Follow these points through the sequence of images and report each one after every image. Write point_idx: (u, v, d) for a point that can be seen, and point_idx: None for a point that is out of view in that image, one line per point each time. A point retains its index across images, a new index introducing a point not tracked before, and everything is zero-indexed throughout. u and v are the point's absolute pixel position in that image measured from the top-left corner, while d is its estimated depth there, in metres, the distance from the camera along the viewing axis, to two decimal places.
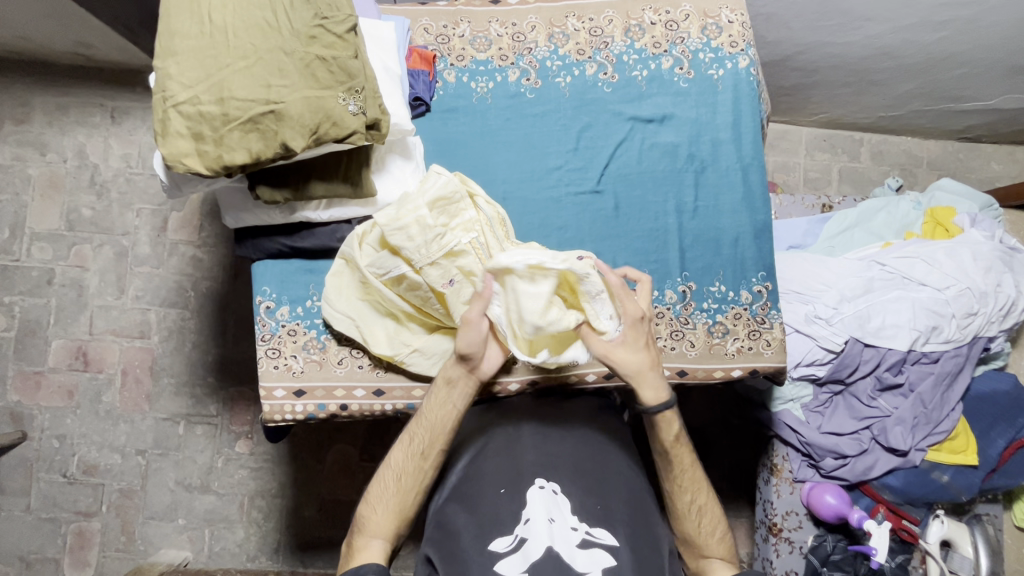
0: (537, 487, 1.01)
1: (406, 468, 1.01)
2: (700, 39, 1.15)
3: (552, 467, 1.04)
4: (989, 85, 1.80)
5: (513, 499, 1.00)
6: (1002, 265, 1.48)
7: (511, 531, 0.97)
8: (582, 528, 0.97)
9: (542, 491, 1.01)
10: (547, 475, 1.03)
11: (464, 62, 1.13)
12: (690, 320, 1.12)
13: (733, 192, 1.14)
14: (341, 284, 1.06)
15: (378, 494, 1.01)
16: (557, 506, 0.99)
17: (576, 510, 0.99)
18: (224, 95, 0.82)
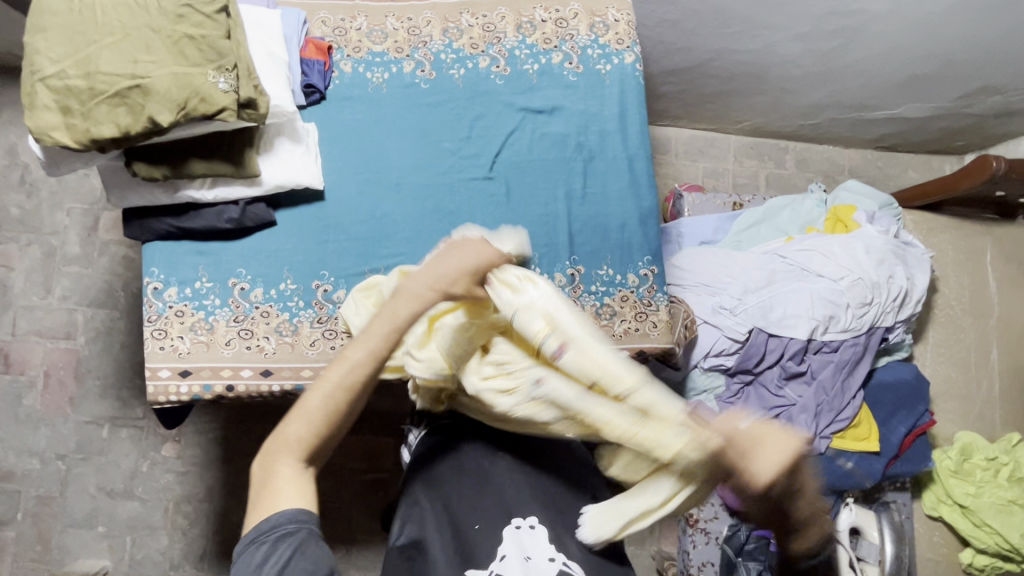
0: (512, 526, 0.99)
1: (347, 378, 0.80)
2: (588, 36, 1.21)
3: (527, 503, 1.02)
4: (890, 94, 1.92)
5: (488, 535, 0.99)
6: (894, 257, 1.56)
7: (487, 568, 0.95)
8: (558, 560, 0.94)
9: (519, 529, 0.98)
10: (522, 512, 1.01)
11: (360, 54, 1.17)
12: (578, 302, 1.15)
13: (620, 179, 1.19)
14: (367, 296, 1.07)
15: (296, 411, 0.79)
16: (532, 544, 0.96)
17: (552, 542, 0.96)
18: (91, 69, 0.84)
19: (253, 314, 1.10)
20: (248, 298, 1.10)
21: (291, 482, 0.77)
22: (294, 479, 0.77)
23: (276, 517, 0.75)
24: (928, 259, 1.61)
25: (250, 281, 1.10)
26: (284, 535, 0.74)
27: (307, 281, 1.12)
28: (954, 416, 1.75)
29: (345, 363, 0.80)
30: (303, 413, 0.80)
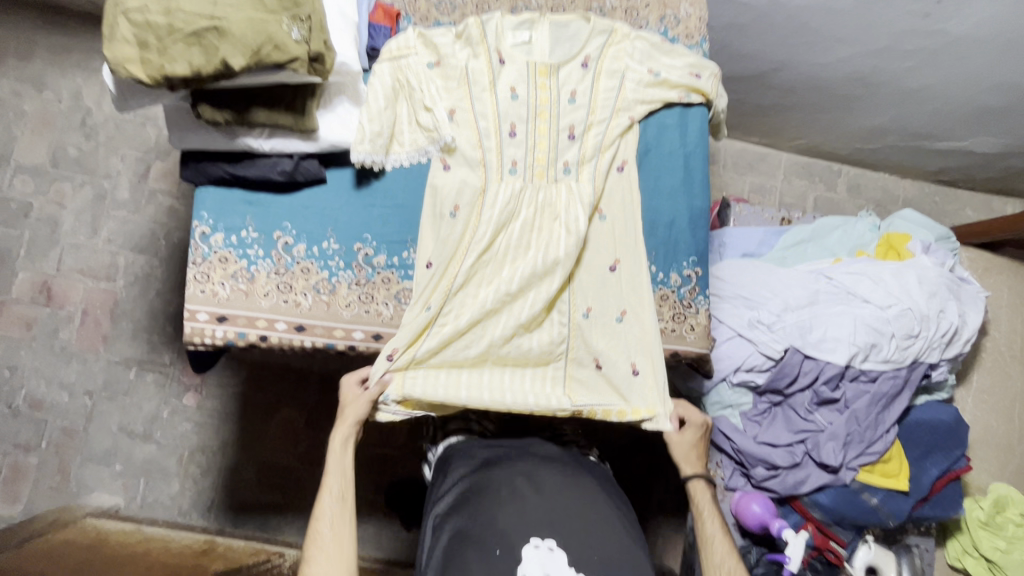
0: (531, 545, 0.92)
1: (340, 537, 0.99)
2: (657, 27, 1.20)
3: (543, 523, 0.95)
4: (958, 124, 1.84)
5: (506, 561, 0.91)
6: (947, 291, 1.49)
7: None
8: None
9: (537, 551, 0.91)
10: (541, 531, 0.94)
11: (426, 24, 1.18)
12: (624, 317, 1.13)
13: (673, 175, 1.16)
14: (374, 97, 1.09)
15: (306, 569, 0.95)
16: (554, 561, 0.90)
17: (573, 561, 0.91)
18: (172, 7, 0.86)
19: (294, 269, 1.11)
20: (290, 252, 1.11)
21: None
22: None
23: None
24: (982, 298, 1.54)
25: (294, 236, 1.11)
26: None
27: (349, 243, 1.12)
28: (990, 466, 1.67)
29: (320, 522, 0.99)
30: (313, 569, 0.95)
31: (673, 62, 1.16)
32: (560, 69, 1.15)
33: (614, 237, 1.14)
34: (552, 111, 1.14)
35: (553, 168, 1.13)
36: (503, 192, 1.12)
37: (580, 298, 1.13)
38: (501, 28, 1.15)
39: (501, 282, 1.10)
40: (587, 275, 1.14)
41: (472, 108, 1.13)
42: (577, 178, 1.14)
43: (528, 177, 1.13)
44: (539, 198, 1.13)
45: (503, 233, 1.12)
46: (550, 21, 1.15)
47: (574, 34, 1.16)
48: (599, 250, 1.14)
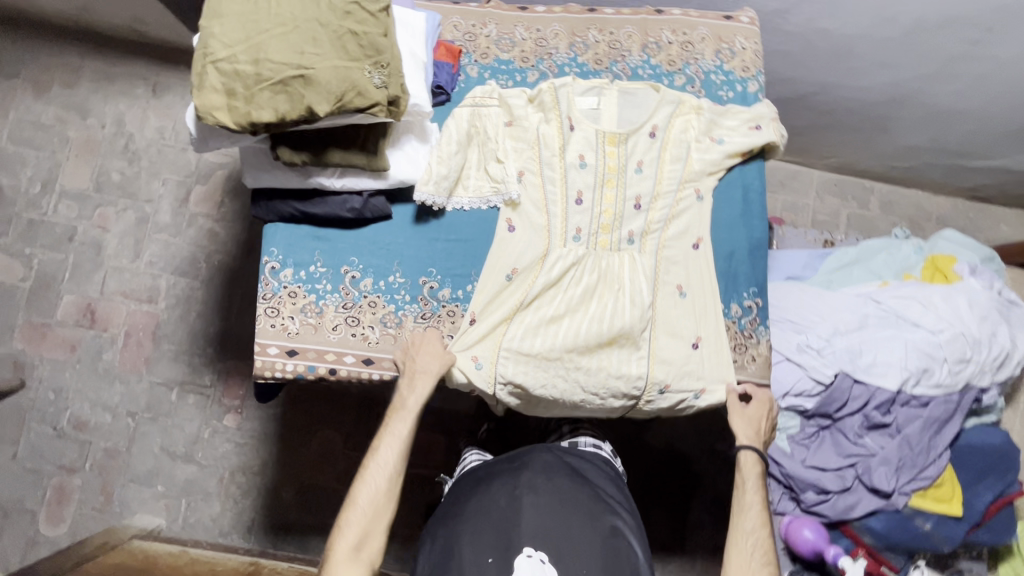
0: (524, 555, 0.99)
1: (376, 488, 1.04)
2: (713, 61, 1.21)
3: (537, 533, 1.03)
4: (998, 144, 1.84)
5: (500, 568, 1.00)
6: (998, 315, 1.49)
7: None
8: None
9: (529, 560, 1.00)
10: (535, 542, 1.02)
11: (487, 60, 1.20)
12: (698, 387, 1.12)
13: (732, 208, 1.18)
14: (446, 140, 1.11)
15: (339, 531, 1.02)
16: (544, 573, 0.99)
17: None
18: (260, 57, 0.89)
19: (361, 302, 1.13)
20: (357, 286, 1.13)
21: (345, 562, 0.99)
22: (350, 559, 1.00)
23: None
24: None
25: (361, 270, 1.14)
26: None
27: (414, 276, 1.14)
28: None
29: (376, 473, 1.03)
30: (345, 527, 1.02)
31: (735, 124, 1.17)
32: (627, 137, 1.18)
33: (694, 313, 1.14)
34: (619, 180, 1.17)
35: (616, 236, 1.16)
36: (565, 256, 1.15)
37: (655, 372, 1.12)
38: (571, 94, 1.18)
39: (564, 343, 1.11)
40: (660, 348, 1.13)
41: (540, 172, 1.17)
42: (640, 249, 1.17)
43: (592, 245, 1.16)
44: (604, 264, 1.16)
45: (565, 296, 1.14)
46: (619, 88, 1.19)
47: (641, 102, 1.19)
48: (671, 323, 1.14)
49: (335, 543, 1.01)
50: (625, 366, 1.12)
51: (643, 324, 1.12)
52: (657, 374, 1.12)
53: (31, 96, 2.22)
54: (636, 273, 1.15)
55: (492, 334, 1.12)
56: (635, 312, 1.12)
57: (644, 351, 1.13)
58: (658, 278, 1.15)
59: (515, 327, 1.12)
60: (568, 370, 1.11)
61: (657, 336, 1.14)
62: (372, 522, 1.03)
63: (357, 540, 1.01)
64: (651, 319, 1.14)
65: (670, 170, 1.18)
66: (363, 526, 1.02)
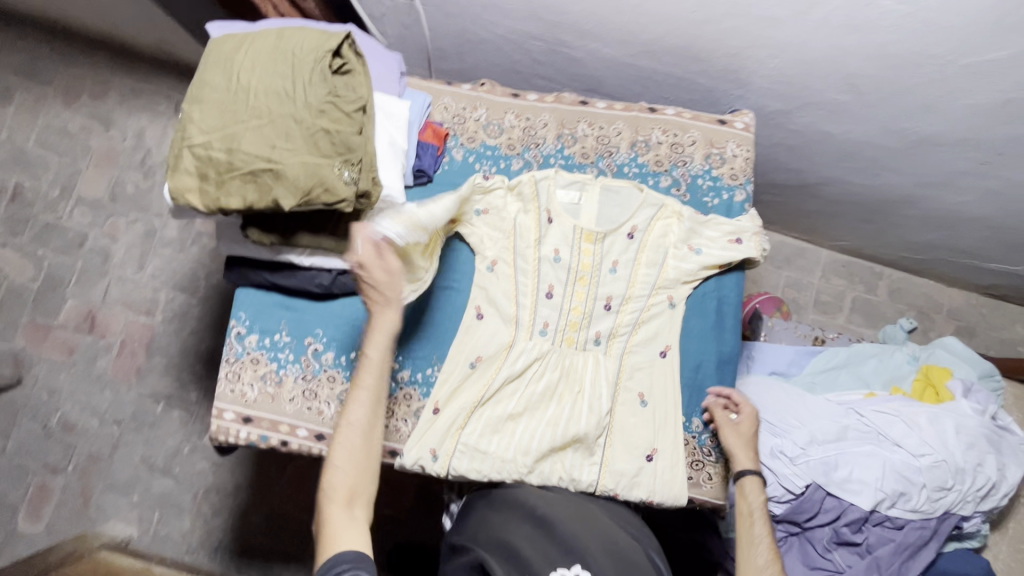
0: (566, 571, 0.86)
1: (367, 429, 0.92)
2: (702, 165, 1.19)
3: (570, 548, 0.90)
4: (1012, 251, 1.76)
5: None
6: (987, 444, 1.42)
7: None
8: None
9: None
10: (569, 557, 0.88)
11: (473, 144, 1.20)
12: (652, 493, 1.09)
13: (704, 319, 1.15)
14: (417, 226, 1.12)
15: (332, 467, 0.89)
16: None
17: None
18: (233, 147, 0.90)
19: (320, 376, 1.14)
20: (319, 359, 1.14)
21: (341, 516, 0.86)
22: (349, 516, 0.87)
23: (340, 554, 0.82)
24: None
25: (324, 343, 1.14)
26: (347, 566, 0.81)
27: None
28: None
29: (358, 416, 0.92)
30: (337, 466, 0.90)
31: (715, 236, 1.15)
32: (605, 235, 1.16)
33: (653, 423, 1.12)
34: (592, 278, 1.15)
35: (583, 335, 1.15)
36: (530, 351, 1.14)
37: (606, 481, 1.09)
38: (552, 187, 1.17)
39: (521, 440, 1.10)
40: (614, 456, 1.11)
41: (513, 262, 1.16)
42: (606, 350, 1.15)
43: (557, 342, 1.14)
44: (567, 362, 1.14)
45: (526, 392, 1.12)
46: (601, 185, 1.18)
47: (623, 201, 1.18)
48: (628, 430, 1.12)
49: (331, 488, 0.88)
50: (575, 470, 1.10)
51: (598, 430, 1.10)
52: (608, 482, 1.09)
53: (61, 104, 2.32)
54: (597, 374, 1.13)
55: (450, 426, 1.11)
56: (591, 417, 1.10)
57: (597, 458, 1.11)
58: (620, 383, 1.13)
59: (470, 423, 1.11)
60: (520, 474, 1.08)
61: (612, 440, 1.11)
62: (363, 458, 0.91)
63: (349, 487, 0.89)
64: (608, 426, 1.12)
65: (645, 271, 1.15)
66: (358, 461, 0.90)
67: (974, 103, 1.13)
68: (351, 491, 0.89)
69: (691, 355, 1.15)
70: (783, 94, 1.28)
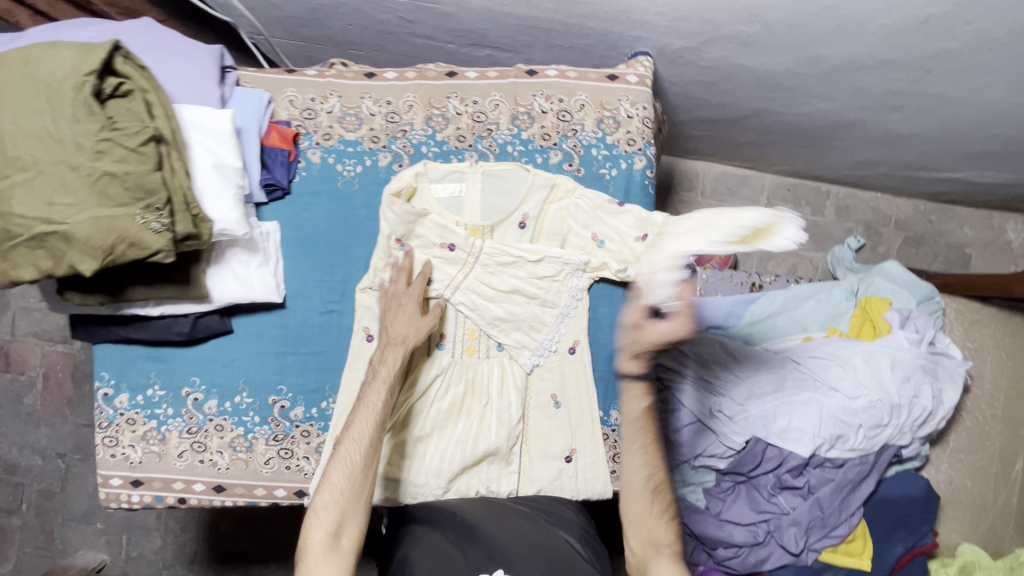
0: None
1: (354, 464, 0.89)
2: (595, 132, 1.04)
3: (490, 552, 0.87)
4: (955, 161, 1.66)
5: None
6: (923, 373, 1.40)
7: None
8: None
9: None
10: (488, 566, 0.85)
11: (330, 142, 1.03)
12: (574, 489, 1.06)
13: (612, 306, 1.06)
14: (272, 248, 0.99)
15: (313, 514, 0.87)
16: None
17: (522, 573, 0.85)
18: (3, 209, 0.74)
19: (207, 427, 1.04)
20: (202, 409, 1.04)
21: (320, 557, 0.84)
22: (327, 552, 0.84)
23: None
24: (962, 373, 1.45)
25: (203, 391, 1.04)
26: None
27: (263, 395, 1.05)
28: (961, 526, 1.64)
29: (346, 463, 0.88)
30: (317, 514, 0.87)
31: (622, 227, 1.03)
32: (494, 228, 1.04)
33: (569, 424, 1.06)
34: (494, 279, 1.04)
35: (484, 342, 1.06)
36: (431, 368, 1.04)
37: (526, 488, 1.05)
38: (427, 182, 1.03)
39: (437, 460, 1.04)
40: (533, 462, 1.06)
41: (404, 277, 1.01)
42: (512, 355, 1.06)
43: (457, 353, 1.05)
44: (471, 370, 1.05)
45: (436, 409, 1.05)
46: (482, 172, 1.03)
47: (511, 186, 1.04)
48: (543, 434, 1.06)
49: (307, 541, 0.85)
50: (494, 482, 1.05)
51: (510, 441, 1.04)
52: (529, 489, 1.05)
53: None
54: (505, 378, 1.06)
55: None
56: (500, 425, 1.04)
57: (515, 467, 1.06)
58: (530, 387, 1.06)
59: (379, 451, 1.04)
60: (436, 496, 1.04)
61: (526, 444, 1.06)
62: (346, 504, 0.88)
63: (331, 527, 0.86)
64: (522, 433, 1.05)
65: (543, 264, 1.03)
66: (341, 506, 0.87)
67: (890, 23, 0.97)
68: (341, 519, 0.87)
69: (603, 344, 1.07)
70: (684, 31, 1.11)
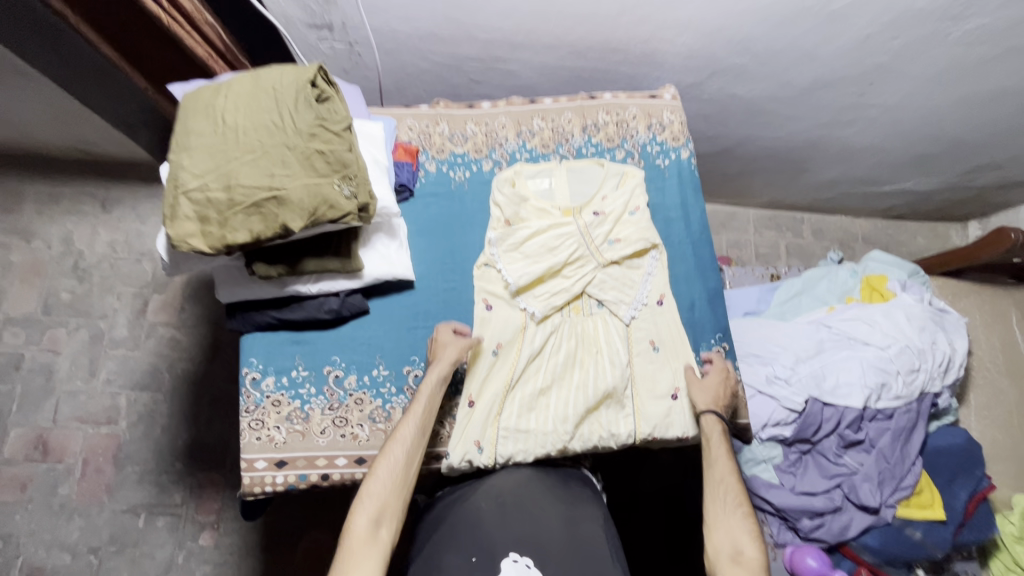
0: (510, 560, 0.96)
1: (398, 463, 1.01)
2: (647, 134, 1.35)
3: (516, 538, 0.99)
4: (900, 172, 2.07)
5: (485, 568, 0.96)
6: (934, 325, 1.63)
7: None
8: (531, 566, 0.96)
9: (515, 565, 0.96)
10: (520, 547, 0.98)
11: (443, 155, 1.29)
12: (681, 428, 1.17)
13: (685, 263, 1.29)
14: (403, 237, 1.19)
15: (358, 503, 0.97)
16: None
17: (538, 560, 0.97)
18: (231, 183, 0.92)
19: (348, 401, 1.13)
20: (342, 385, 1.14)
21: (361, 543, 0.93)
22: (368, 539, 0.93)
23: None
24: (963, 325, 1.69)
25: (344, 368, 1.14)
26: None
27: (398, 367, 1.16)
28: (1005, 479, 1.76)
29: (391, 460, 1.01)
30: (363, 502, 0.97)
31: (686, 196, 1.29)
32: (582, 208, 1.27)
33: (671, 367, 1.20)
34: (593, 248, 1.24)
35: (586, 302, 1.24)
36: (543, 329, 1.20)
37: (642, 427, 1.16)
38: (524, 179, 1.29)
39: (557, 411, 1.15)
40: (644, 403, 1.18)
41: (518, 250, 1.22)
42: (611, 311, 1.23)
43: (566, 313, 1.22)
44: (576, 326, 1.22)
45: (548, 362, 1.18)
46: (567, 167, 1.30)
47: (590, 178, 1.31)
48: (649, 377, 1.20)
49: (350, 526, 0.95)
50: (612, 425, 1.16)
51: (623, 383, 1.17)
52: (645, 428, 1.16)
53: None
54: (606, 331, 1.22)
55: (490, 417, 1.14)
56: (611, 369, 1.17)
57: (630, 410, 1.17)
58: (631, 337, 1.22)
59: (506, 407, 1.15)
60: (564, 443, 1.13)
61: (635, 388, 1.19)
62: (388, 496, 0.99)
63: (374, 517, 0.95)
64: (631, 377, 1.19)
65: (627, 229, 1.26)
66: (384, 500, 0.98)
67: (843, 43, 1.38)
68: (380, 512, 0.97)
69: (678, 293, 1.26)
70: (693, 68, 1.49)
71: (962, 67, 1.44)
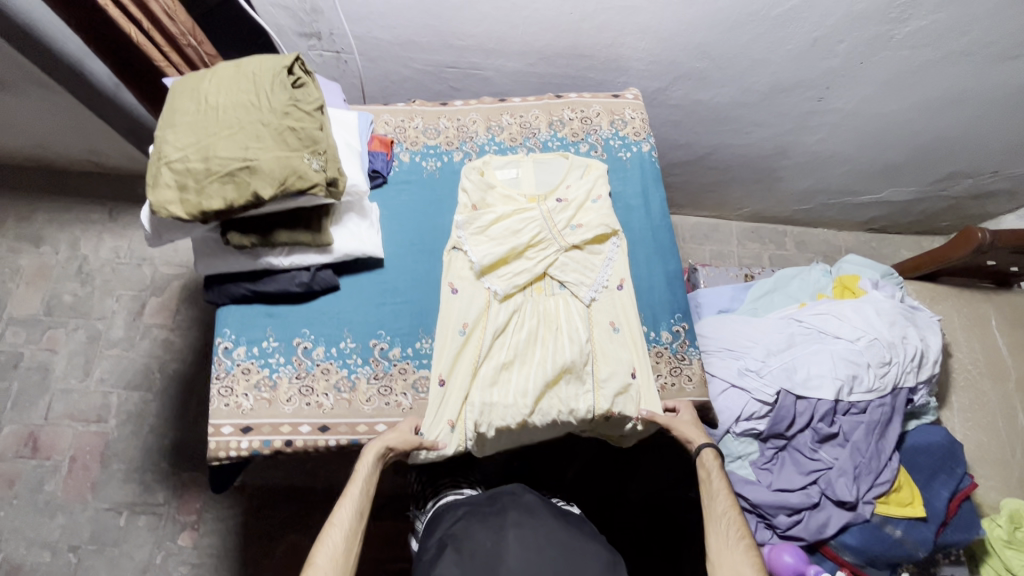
0: None
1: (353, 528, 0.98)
2: (610, 130, 1.43)
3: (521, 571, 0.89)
4: (873, 181, 2.13)
5: None
6: (905, 320, 1.65)
7: None
8: None
9: None
10: None
11: (416, 147, 1.38)
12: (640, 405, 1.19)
13: (646, 247, 1.34)
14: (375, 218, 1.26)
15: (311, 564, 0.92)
16: None
17: None
18: (209, 154, 1.01)
19: (314, 371, 1.17)
20: (310, 355, 1.18)
21: None
22: None
23: None
24: (936, 322, 1.70)
25: (313, 340, 1.19)
26: None
27: (365, 339, 1.20)
28: (995, 482, 1.72)
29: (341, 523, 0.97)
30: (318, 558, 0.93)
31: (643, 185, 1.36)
32: (546, 196, 1.35)
33: (630, 346, 1.24)
34: (555, 233, 1.31)
35: (549, 283, 1.29)
36: (506, 307, 1.24)
37: (601, 401, 1.18)
38: (492, 169, 1.37)
39: (518, 385, 1.17)
40: (603, 380, 1.20)
41: (483, 232, 1.29)
42: (573, 292, 1.28)
43: (529, 293, 1.27)
44: (538, 305, 1.26)
45: (511, 339, 1.21)
46: (533, 159, 1.38)
47: (555, 169, 1.38)
48: (608, 354, 1.23)
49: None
50: (572, 400, 1.18)
51: (582, 358, 1.20)
52: (604, 403, 1.18)
53: None
54: (567, 310, 1.26)
55: (453, 391, 1.17)
56: (571, 345, 1.21)
57: (589, 385, 1.20)
58: (592, 317, 1.26)
59: (469, 382, 1.18)
60: (524, 416, 1.15)
61: (595, 365, 1.22)
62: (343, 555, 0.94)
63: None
64: (590, 353, 1.22)
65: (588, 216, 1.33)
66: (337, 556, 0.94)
67: (793, 47, 1.47)
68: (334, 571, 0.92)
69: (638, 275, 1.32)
70: (656, 73, 1.59)
71: (910, 70, 1.53)
